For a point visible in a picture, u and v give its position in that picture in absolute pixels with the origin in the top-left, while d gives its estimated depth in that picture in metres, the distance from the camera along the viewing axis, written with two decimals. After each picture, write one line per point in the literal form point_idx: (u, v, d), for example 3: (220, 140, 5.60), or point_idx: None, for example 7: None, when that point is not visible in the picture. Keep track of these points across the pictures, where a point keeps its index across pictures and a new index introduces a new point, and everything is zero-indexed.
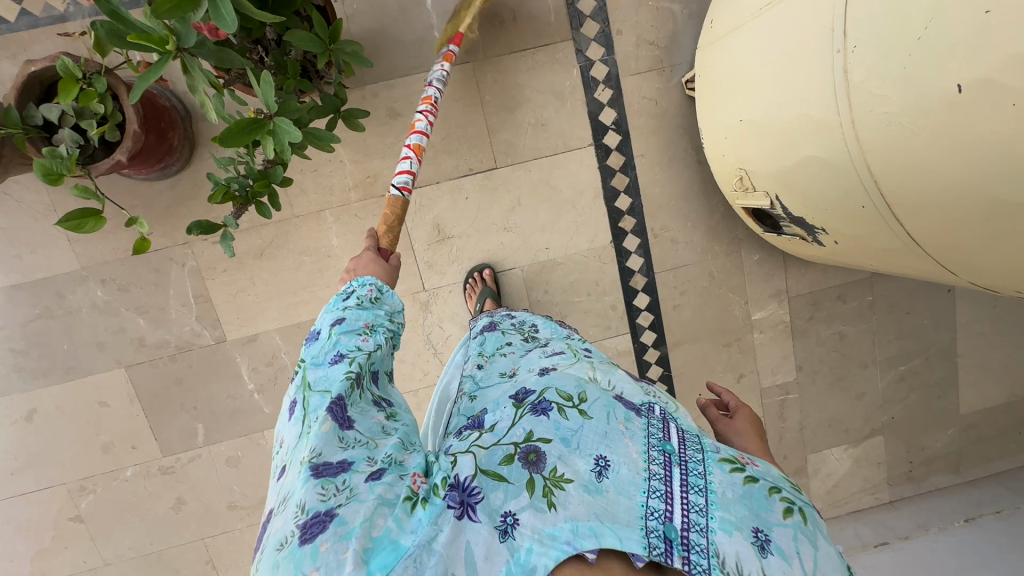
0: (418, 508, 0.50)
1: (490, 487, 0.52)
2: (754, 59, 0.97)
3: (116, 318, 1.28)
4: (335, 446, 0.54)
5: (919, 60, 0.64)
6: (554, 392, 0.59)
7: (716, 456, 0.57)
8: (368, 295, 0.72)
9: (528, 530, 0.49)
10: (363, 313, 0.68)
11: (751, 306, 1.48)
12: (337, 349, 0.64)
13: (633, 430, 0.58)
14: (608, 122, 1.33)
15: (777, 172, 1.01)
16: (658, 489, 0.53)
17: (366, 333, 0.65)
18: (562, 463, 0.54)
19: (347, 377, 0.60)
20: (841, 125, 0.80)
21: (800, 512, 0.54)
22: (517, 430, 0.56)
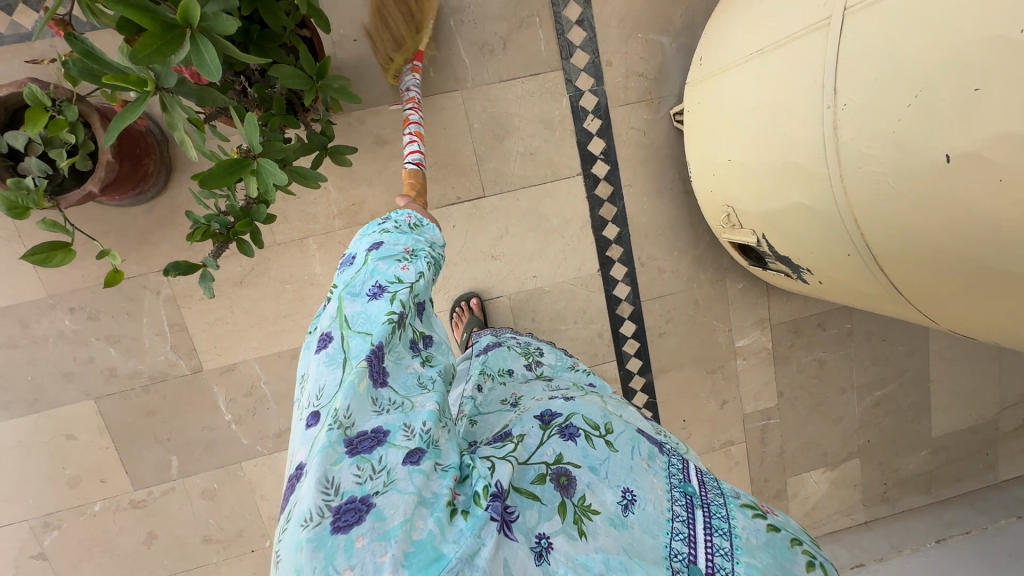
0: (458, 518, 0.49)
1: (525, 506, 0.53)
2: (743, 103, 0.98)
3: (85, 348, 1.22)
4: (369, 412, 0.54)
5: (909, 124, 0.65)
6: (581, 419, 0.61)
7: (738, 502, 0.60)
8: (408, 220, 0.72)
9: (563, 556, 0.51)
10: (401, 236, 0.69)
11: (735, 334, 1.50)
12: (373, 279, 0.63)
13: (656, 468, 0.61)
14: (596, 152, 1.33)
15: (765, 213, 1.03)
16: (682, 530, 0.56)
17: (406, 261, 0.66)
18: (591, 492, 0.56)
19: (388, 321, 0.60)
20: (829, 177, 0.81)
21: (823, 567, 0.56)
22: (546, 450, 0.58)
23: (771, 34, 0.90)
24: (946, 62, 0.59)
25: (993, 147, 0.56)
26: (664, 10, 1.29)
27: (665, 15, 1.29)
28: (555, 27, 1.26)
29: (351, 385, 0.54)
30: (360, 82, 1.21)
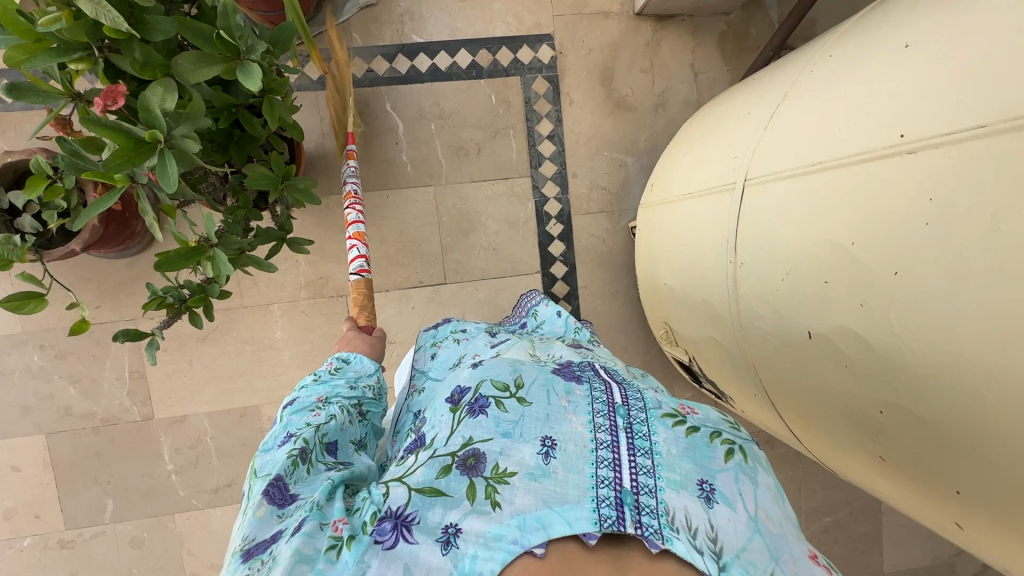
0: (344, 551, 0.52)
1: (426, 506, 0.54)
2: (675, 236, 1.06)
3: (47, 384, 1.29)
4: (270, 522, 0.58)
5: (784, 296, 0.71)
6: (489, 385, 0.63)
7: (658, 412, 0.61)
8: (329, 366, 0.79)
9: (472, 537, 0.51)
10: (319, 386, 0.75)
11: None
12: (286, 430, 0.68)
13: (575, 403, 0.61)
14: (556, 254, 1.41)
15: (692, 339, 1.08)
16: (606, 458, 0.56)
17: (318, 407, 0.71)
18: (504, 457, 0.56)
19: (290, 455, 0.63)
20: (732, 321, 0.87)
21: (741, 451, 0.59)
22: (455, 439, 0.59)
23: (698, 184, 0.99)
24: (805, 252, 0.66)
25: (838, 337, 0.62)
26: (630, 133, 1.41)
27: (631, 138, 1.41)
28: (527, 138, 1.37)
29: (251, 517, 0.58)
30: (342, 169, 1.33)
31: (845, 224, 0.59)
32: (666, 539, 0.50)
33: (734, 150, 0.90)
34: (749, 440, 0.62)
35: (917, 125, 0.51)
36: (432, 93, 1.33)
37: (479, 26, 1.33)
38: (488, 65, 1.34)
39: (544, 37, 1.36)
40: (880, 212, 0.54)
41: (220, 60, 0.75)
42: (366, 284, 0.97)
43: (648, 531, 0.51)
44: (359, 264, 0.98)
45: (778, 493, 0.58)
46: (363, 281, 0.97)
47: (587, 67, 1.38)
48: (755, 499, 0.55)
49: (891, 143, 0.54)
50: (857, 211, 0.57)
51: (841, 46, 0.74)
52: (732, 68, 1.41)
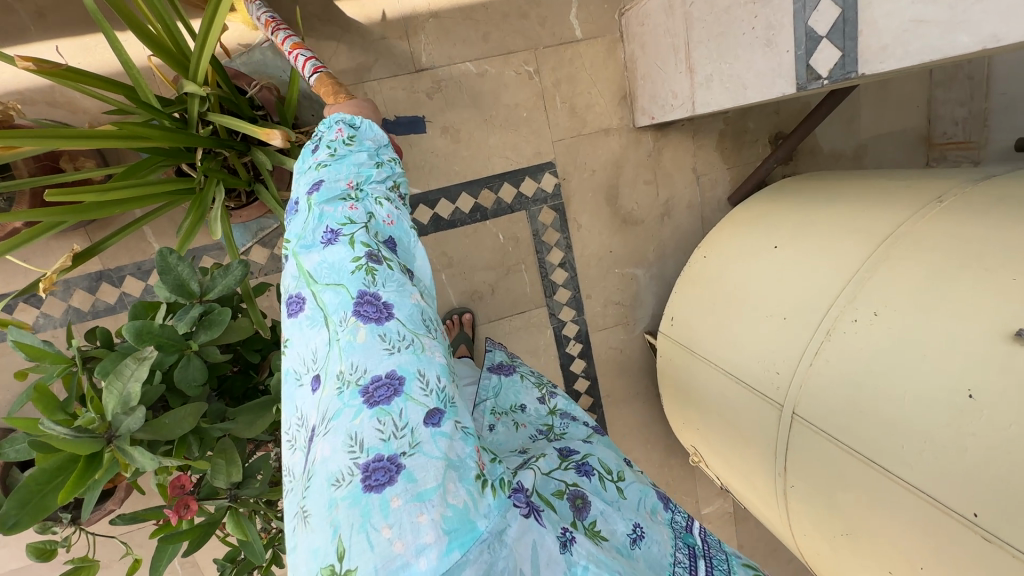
0: (489, 492, 0.50)
1: (546, 506, 0.54)
2: (709, 397, 1.13)
3: None
4: (380, 353, 0.54)
5: (844, 545, 0.80)
6: (597, 460, 0.64)
7: (741, 559, 0.60)
8: (338, 136, 0.66)
9: (584, 551, 0.50)
10: (337, 163, 0.64)
11: (700, 503, 1.67)
12: (324, 224, 0.61)
13: (662, 519, 0.61)
14: (578, 371, 1.45)
15: (728, 477, 1.17)
16: (684, 575, 0.56)
17: (352, 200, 0.62)
18: (602, 519, 0.57)
19: (357, 265, 0.58)
20: (779, 503, 0.96)
21: None
22: (562, 476, 0.60)
23: (734, 366, 1.04)
24: (869, 530, 0.75)
25: None
26: (639, 246, 1.40)
27: (640, 251, 1.41)
28: (540, 270, 1.35)
29: (351, 339, 0.54)
30: None
31: (917, 545, 0.67)
32: None
33: (775, 359, 0.94)
34: None
35: (990, 514, 0.59)
36: (438, 242, 1.27)
37: (478, 165, 1.26)
38: (492, 205, 1.28)
39: (546, 165, 1.30)
40: (956, 567, 0.63)
41: (271, 404, 0.70)
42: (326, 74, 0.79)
43: None
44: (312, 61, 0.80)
45: None
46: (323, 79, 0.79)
47: (591, 189, 1.34)
48: None
49: (963, 512, 0.62)
50: (930, 546, 0.66)
51: (890, 307, 0.78)
52: (733, 166, 1.41)
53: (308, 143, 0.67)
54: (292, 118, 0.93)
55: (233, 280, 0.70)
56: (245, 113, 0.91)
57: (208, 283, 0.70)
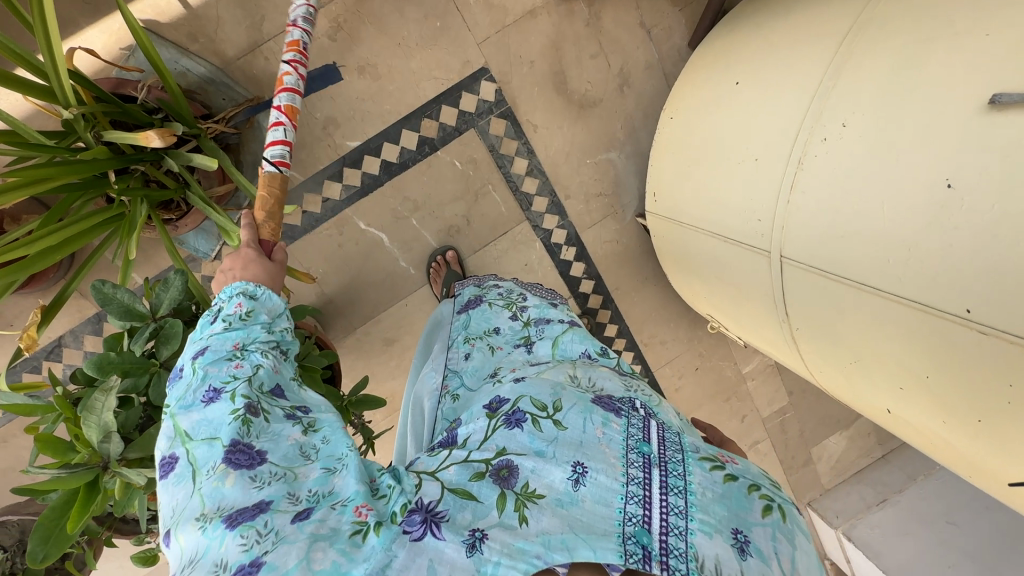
0: (371, 535, 0.53)
1: (456, 507, 0.57)
2: (705, 264, 1.09)
3: None
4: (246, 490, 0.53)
5: (856, 372, 0.77)
6: (528, 402, 0.67)
7: (695, 455, 0.66)
8: (237, 311, 0.67)
9: (497, 544, 0.53)
10: (230, 334, 0.65)
11: (739, 364, 1.68)
12: (206, 384, 0.60)
13: (611, 434, 0.65)
14: (579, 274, 1.42)
15: (745, 336, 1.15)
16: (636, 494, 0.60)
17: (238, 357, 0.63)
18: (534, 477, 0.60)
19: (234, 418, 0.57)
20: (792, 349, 0.95)
21: (778, 508, 0.61)
22: (491, 444, 0.64)
23: (719, 225, 0.98)
24: (873, 354, 0.72)
25: (918, 425, 0.71)
26: (605, 129, 1.31)
27: (607, 133, 1.31)
28: (508, 185, 1.30)
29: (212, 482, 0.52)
30: (353, 303, 1.30)
31: (915, 356, 0.64)
32: None
33: (753, 205, 0.87)
34: (787, 500, 0.64)
35: (984, 306, 0.54)
36: (397, 189, 1.23)
37: (409, 96, 1.18)
38: (438, 133, 1.22)
39: (479, 73, 1.21)
40: (948, 361, 0.60)
41: None
42: (280, 181, 0.82)
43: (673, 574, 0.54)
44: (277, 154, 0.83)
45: (811, 558, 0.61)
46: (275, 175, 0.82)
47: (536, 83, 1.24)
48: (789, 559, 0.58)
49: (957, 311, 0.57)
50: (924, 348, 0.62)
51: (857, 113, 0.69)
52: (683, 6, 1.26)
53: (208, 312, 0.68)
54: (191, 113, 0.91)
55: (178, 292, 0.71)
56: (141, 119, 0.87)
57: (156, 301, 0.71)
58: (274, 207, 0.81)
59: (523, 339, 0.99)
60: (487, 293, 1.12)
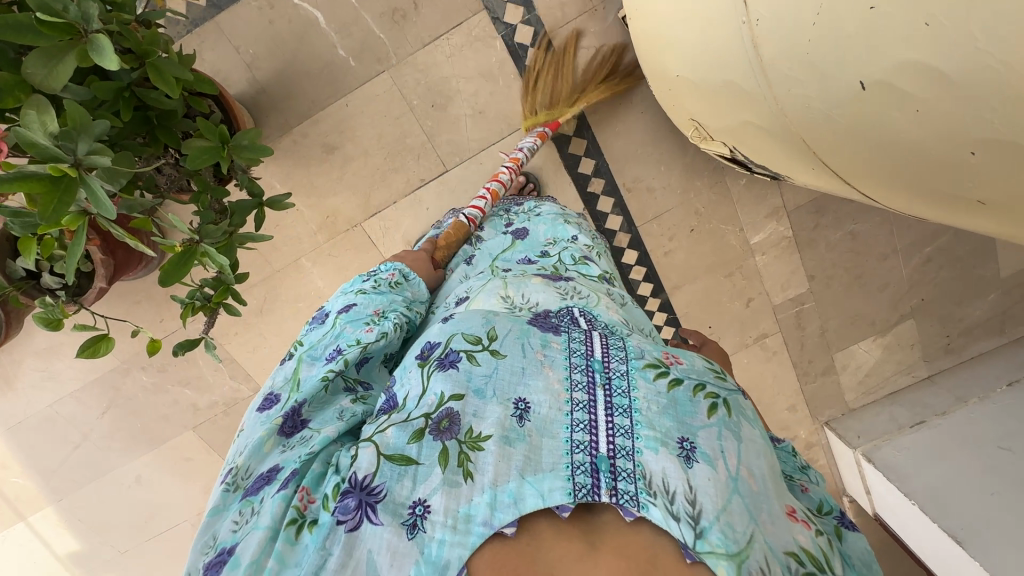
0: (304, 532, 0.55)
1: (395, 478, 0.58)
2: (670, 19, 0.86)
3: (166, 394, 1.47)
4: (276, 455, 0.65)
5: (820, 48, 0.56)
6: (461, 340, 0.69)
7: (640, 365, 0.67)
8: (389, 278, 0.88)
9: (441, 518, 0.55)
10: (377, 296, 0.83)
11: (747, 232, 1.42)
12: (335, 341, 0.76)
13: (551, 359, 0.68)
14: (548, 88, 1.23)
15: (727, 130, 0.92)
16: (581, 420, 0.62)
17: (371, 324, 0.78)
18: (476, 421, 0.62)
19: (320, 377, 0.71)
20: (765, 96, 0.72)
21: (722, 408, 0.64)
22: (430, 397, 0.64)
23: None
24: None
25: (903, 75, 0.49)
26: None
27: None
28: None
29: (259, 441, 0.65)
30: (289, 98, 1.20)
31: None
32: (643, 505, 0.55)
33: None
34: (733, 393, 0.67)
35: None
36: None
37: None
38: None
39: None
40: None
41: (65, 44, 0.64)
42: (466, 230, 1.07)
43: (621, 499, 0.55)
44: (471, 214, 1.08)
45: (762, 447, 0.62)
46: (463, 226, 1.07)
47: None
48: (736, 455, 0.59)
49: None
50: None
51: None
52: None
53: (360, 276, 0.88)
54: None
55: None
56: None
57: None
58: (454, 241, 1.05)
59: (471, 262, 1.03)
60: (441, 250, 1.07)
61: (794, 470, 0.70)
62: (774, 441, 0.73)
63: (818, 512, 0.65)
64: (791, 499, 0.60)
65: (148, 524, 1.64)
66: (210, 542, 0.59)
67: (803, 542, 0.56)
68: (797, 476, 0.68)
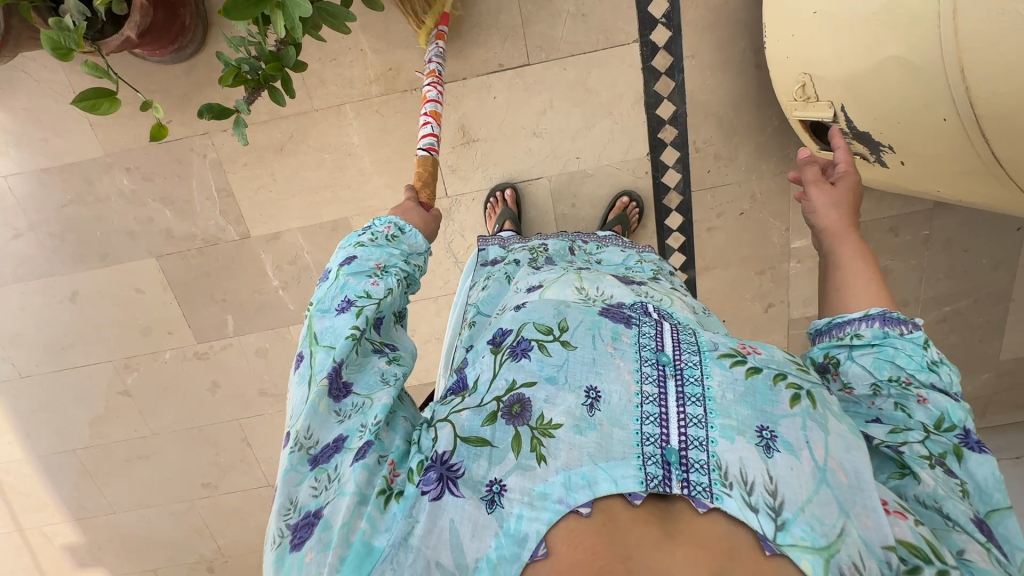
0: (393, 503, 0.49)
1: (471, 458, 0.49)
2: None
3: (143, 208, 1.30)
4: (331, 421, 0.54)
5: None
6: (533, 329, 0.57)
7: (714, 354, 0.55)
8: (385, 232, 0.71)
9: (517, 495, 0.47)
10: (375, 250, 0.68)
11: (792, 234, 1.38)
12: (343, 294, 0.62)
13: (622, 350, 0.56)
14: (658, 15, 1.19)
15: (847, 81, 0.87)
16: (652, 414, 0.51)
17: (376, 277, 0.64)
18: (549, 407, 0.51)
19: (352, 333, 0.58)
20: (938, 14, 0.69)
21: (810, 397, 0.51)
22: (500, 383, 0.54)
23: None
24: None
25: None
26: None
27: None
28: None
29: (311, 406, 0.53)
30: None
31: None
32: (717, 497, 0.46)
33: None
34: (819, 384, 0.54)
35: None
36: None
37: None
38: None
39: None
40: None
41: None
42: (432, 162, 0.90)
43: (694, 491, 0.47)
44: (428, 142, 0.92)
45: (860, 438, 0.50)
46: (429, 158, 0.91)
47: None
48: (825, 450, 0.48)
49: None
50: None
51: None
52: None
53: (354, 231, 0.71)
54: None
55: None
56: None
57: None
58: (430, 181, 0.89)
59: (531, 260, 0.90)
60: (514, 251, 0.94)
61: (918, 369, 0.55)
62: (911, 328, 0.57)
63: (935, 429, 0.53)
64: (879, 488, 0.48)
65: (66, 352, 1.44)
66: (287, 503, 0.50)
67: (898, 536, 0.45)
68: (915, 384, 0.55)
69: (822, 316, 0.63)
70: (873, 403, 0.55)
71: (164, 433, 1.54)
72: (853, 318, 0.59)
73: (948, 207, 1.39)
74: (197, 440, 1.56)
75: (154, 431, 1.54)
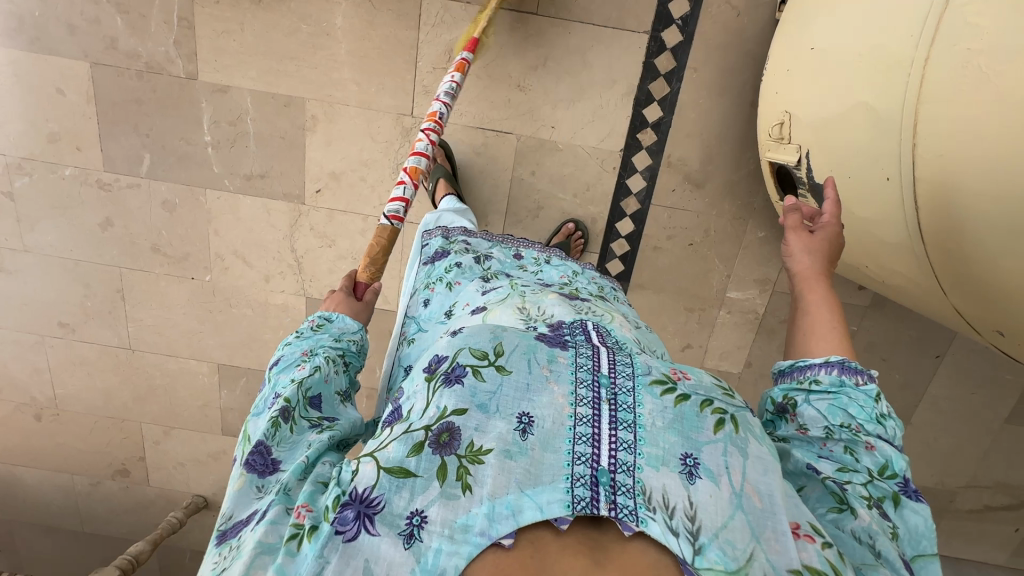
0: (304, 543, 0.44)
1: (393, 490, 0.45)
2: None
3: (94, 6, 1.19)
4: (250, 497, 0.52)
5: None
6: (468, 354, 0.52)
7: (646, 380, 0.52)
8: (310, 325, 0.70)
9: (438, 527, 0.44)
10: (300, 344, 0.67)
11: (731, 283, 1.37)
12: (273, 391, 0.61)
13: (558, 371, 0.52)
14: (675, 15, 1.17)
15: (817, 124, 0.85)
16: (585, 434, 0.48)
17: (304, 362, 0.63)
18: (479, 435, 0.47)
19: (269, 419, 0.56)
20: (913, 62, 0.67)
21: (732, 420, 0.50)
22: (431, 410, 0.49)
23: None
24: None
25: None
26: None
27: None
28: None
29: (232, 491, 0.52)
30: None
31: None
32: (642, 520, 0.44)
33: None
34: (743, 408, 0.53)
35: None
36: None
37: None
38: None
39: None
40: None
41: None
42: (390, 233, 0.83)
43: (621, 512, 0.44)
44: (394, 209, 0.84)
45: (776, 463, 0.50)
46: (389, 229, 0.83)
47: None
48: (742, 474, 0.47)
49: None
50: None
51: None
52: None
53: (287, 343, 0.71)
54: None
55: None
56: None
57: None
58: (381, 255, 0.83)
59: (482, 275, 0.84)
60: (457, 247, 0.89)
61: (867, 420, 0.54)
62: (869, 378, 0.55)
63: (879, 475, 0.52)
64: (793, 510, 0.48)
65: None
66: None
67: (803, 559, 0.45)
68: (865, 430, 0.54)
69: (786, 358, 0.61)
70: (826, 446, 0.55)
71: (36, 253, 1.41)
72: (813, 363, 0.57)
73: (882, 312, 1.39)
74: (68, 274, 1.43)
75: (26, 247, 1.41)
